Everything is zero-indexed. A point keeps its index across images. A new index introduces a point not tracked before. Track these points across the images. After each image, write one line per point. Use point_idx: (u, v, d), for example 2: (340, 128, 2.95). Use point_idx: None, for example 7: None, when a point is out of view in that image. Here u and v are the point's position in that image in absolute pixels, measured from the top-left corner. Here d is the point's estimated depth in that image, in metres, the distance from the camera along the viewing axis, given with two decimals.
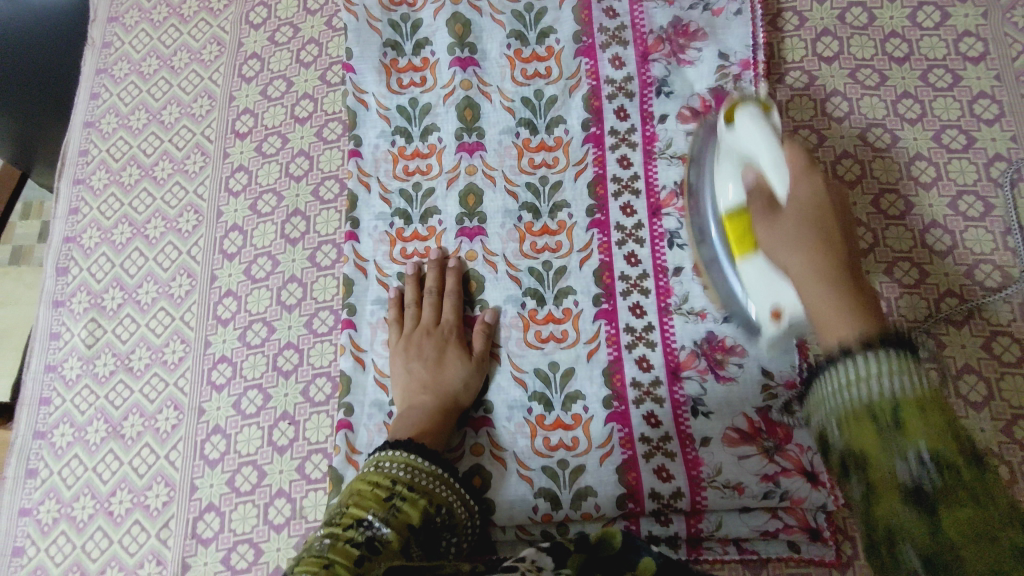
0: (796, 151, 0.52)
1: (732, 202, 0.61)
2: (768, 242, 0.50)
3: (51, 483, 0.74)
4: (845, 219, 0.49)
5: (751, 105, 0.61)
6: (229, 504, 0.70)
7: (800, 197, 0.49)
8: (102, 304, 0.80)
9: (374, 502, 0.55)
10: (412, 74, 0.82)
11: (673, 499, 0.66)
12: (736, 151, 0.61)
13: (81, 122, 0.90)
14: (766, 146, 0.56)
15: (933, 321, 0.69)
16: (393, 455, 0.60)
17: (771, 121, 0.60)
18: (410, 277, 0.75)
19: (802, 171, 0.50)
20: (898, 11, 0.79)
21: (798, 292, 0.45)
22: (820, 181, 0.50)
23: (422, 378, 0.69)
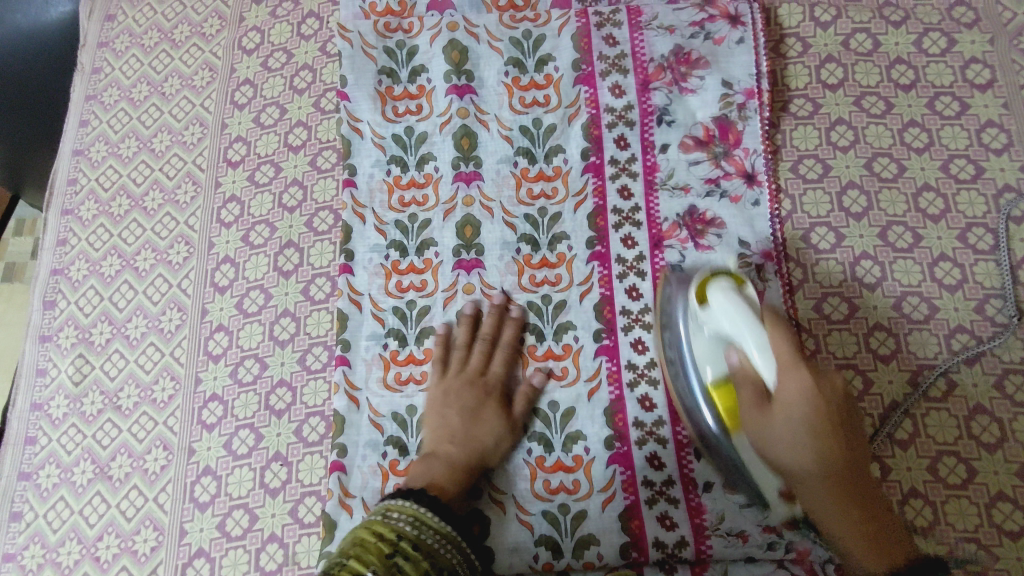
0: (780, 343, 0.53)
1: (718, 378, 0.60)
2: (774, 444, 0.55)
3: (36, 527, 0.71)
4: (837, 406, 0.54)
5: (725, 281, 0.60)
6: (220, 549, 0.68)
7: (789, 397, 0.53)
8: (90, 339, 0.78)
9: (376, 558, 0.52)
10: (408, 102, 0.80)
11: (677, 548, 0.63)
12: (713, 328, 0.59)
13: (70, 149, 0.88)
14: (748, 332, 0.55)
15: (942, 358, 0.67)
16: (403, 506, 0.58)
17: (745, 293, 0.59)
18: (466, 316, 0.72)
19: (791, 369, 0.53)
20: (904, 37, 0.78)
21: (819, 505, 0.55)
22: (811, 378, 0.53)
23: (453, 427, 0.67)
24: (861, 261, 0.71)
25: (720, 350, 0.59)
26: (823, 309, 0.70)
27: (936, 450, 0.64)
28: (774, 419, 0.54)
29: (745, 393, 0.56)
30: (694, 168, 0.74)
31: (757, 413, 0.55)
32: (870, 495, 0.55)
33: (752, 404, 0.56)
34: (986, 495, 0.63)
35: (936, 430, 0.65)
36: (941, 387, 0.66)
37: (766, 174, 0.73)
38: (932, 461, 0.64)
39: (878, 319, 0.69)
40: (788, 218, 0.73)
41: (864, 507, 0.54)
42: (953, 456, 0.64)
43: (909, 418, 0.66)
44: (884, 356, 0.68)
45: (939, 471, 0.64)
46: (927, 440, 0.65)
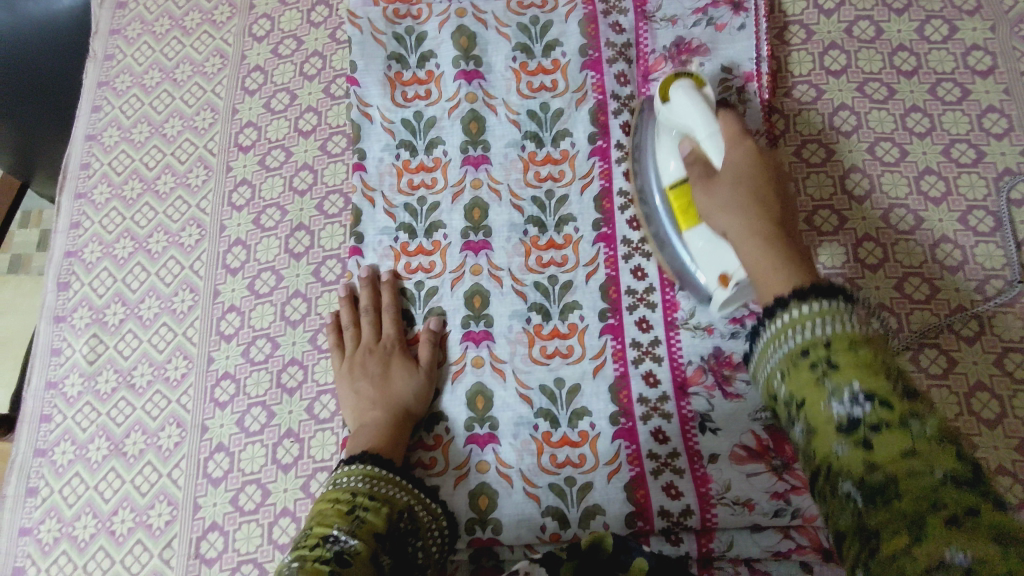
0: (728, 122, 0.64)
1: (674, 176, 0.67)
2: (714, 205, 0.61)
3: (52, 502, 0.73)
4: (766, 179, 0.61)
5: (685, 82, 0.68)
6: (233, 523, 0.69)
7: (736, 163, 0.61)
8: (103, 319, 0.79)
9: (337, 517, 0.55)
10: (416, 87, 0.81)
11: (682, 516, 0.65)
12: (674, 128, 0.68)
13: (82, 134, 0.89)
14: (703, 119, 0.65)
15: (943, 336, 0.68)
16: (350, 470, 0.60)
17: (702, 94, 0.68)
18: (345, 298, 0.74)
19: (736, 138, 0.63)
20: (906, 24, 0.79)
21: (747, 239, 0.57)
22: (750, 146, 0.62)
23: (368, 395, 0.68)
24: (863, 242, 0.72)
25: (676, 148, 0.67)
26: None
27: None
28: (718, 184, 0.61)
29: (694, 165, 0.64)
30: None
31: (705, 181, 0.62)
32: (794, 250, 0.55)
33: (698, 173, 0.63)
34: (987, 469, 0.64)
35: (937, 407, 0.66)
36: (942, 365, 0.68)
37: None
38: None
39: (880, 298, 0.70)
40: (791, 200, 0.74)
41: (784, 251, 0.55)
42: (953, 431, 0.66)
43: None
44: None
45: None
46: None
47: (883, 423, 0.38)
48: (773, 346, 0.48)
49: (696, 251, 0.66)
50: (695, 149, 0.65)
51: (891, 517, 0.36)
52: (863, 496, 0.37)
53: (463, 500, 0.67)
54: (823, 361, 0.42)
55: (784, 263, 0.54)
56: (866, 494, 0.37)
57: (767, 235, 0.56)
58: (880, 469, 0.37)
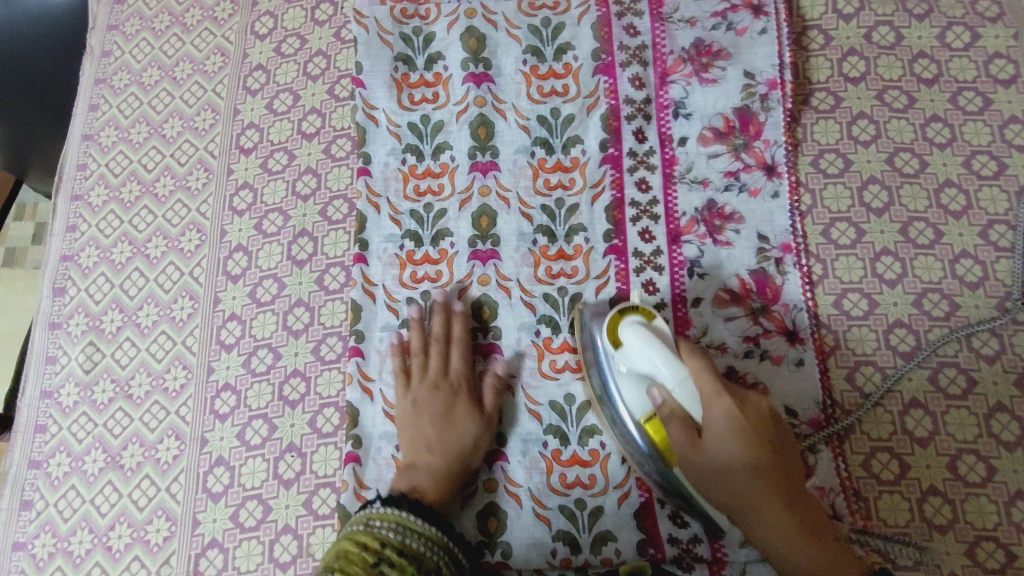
0: (700, 373, 0.54)
1: (644, 411, 0.59)
2: (709, 474, 0.56)
3: (47, 516, 0.71)
4: (760, 425, 0.55)
5: (633, 319, 0.57)
6: (234, 540, 0.67)
7: (719, 429, 0.54)
8: (100, 327, 0.77)
9: (361, 567, 0.49)
10: (424, 90, 0.79)
11: (693, 544, 0.63)
12: (632, 371, 0.58)
13: (79, 134, 0.87)
14: (665, 365, 0.54)
15: (962, 355, 0.67)
16: (386, 514, 0.56)
17: (657, 329, 0.57)
18: (415, 321, 0.71)
19: (713, 402, 0.53)
20: (927, 30, 0.77)
21: (763, 526, 0.56)
22: (733, 406, 0.54)
23: (427, 437, 0.66)
24: (882, 257, 0.70)
25: (640, 388, 0.58)
26: (843, 305, 0.69)
27: (955, 448, 0.64)
28: (704, 456, 0.55)
29: (671, 427, 0.56)
30: (713, 161, 0.73)
31: (690, 449, 0.55)
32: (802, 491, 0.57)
33: (683, 439, 0.55)
34: (1006, 494, 0.63)
35: (956, 428, 0.65)
36: (962, 384, 0.66)
37: (786, 166, 0.72)
38: (953, 458, 0.64)
39: (898, 315, 0.68)
40: (808, 212, 0.72)
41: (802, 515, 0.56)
42: (972, 453, 0.64)
43: (929, 415, 0.65)
44: (904, 353, 0.67)
45: (959, 469, 0.64)
46: (946, 438, 0.65)
47: None
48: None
49: (685, 490, 0.59)
50: (668, 401, 0.55)
51: None
52: None
53: (472, 521, 0.66)
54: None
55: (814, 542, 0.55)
56: None
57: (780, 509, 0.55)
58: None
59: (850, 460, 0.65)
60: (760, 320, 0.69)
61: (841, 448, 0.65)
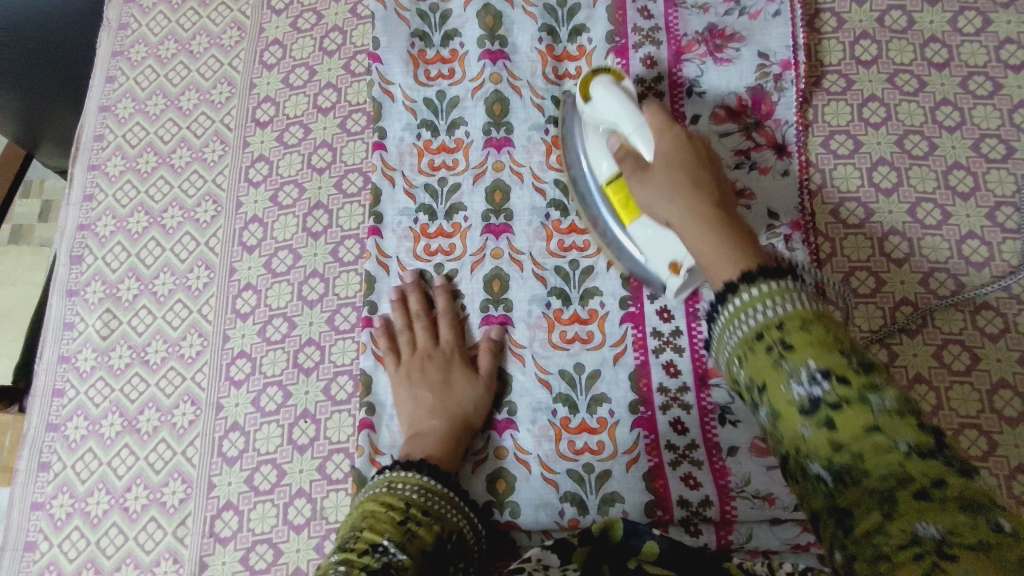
0: (655, 112, 0.62)
1: (608, 174, 0.66)
2: (649, 198, 0.58)
3: (65, 477, 0.72)
4: (706, 161, 0.60)
5: (603, 76, 0.66)
6: (248, 503, 0.69)
7: (664, 152, 0.59)
8: (117, 294, 0.79)
9: (389, 527, 0.52)
10: (440, 66, 0.80)
11: (702, 507, 0.64)
12: (599, 127, 0.66)
13: (96, 105, 0.88)
14: (626, 111, 0.62)
15: (967, 333, 0.68)
16: (407, 477, 0.59)
17: (623, 86, 0.65)
18: (395, 300, 0.72)
19: (662, 129, 0.61)
20: (939, 15, 0.78)
21: (694, 235, 0.53)
22: (680, 137, 0.60)
23: (428, 404, 0.67)
24: (889, 237, 0.71)
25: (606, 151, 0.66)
26: (850, 283, 0.70)
27: (958, 422, 0.66)
28: (649, 176, 0.59)
29: (625, 164, 0.62)
30: (725, 140, 0.74)
31: (638, 177, 0.60)
32: (731, 219, 0.53)
33: (631, 169, 0.61)
34: (1007, 468, 0.64)
35: (959, 404, 0.66)
36: (965, 361, 0.67)
37: (797, 146, 0.73)
38: (955, 433, 0.66)
39: (905, 293, 0.70)
40: (817, 192, 0.73)
41: (731, 230, 0.51)
42: (974, 428, 0.65)
43: (933, 390, 0.67)
44: (909, 331, 0.69)
45: (961, 443, 0.65)
46: (949, 413, 0.66)
47: (842, 402, 0.36)
48: (730, 328, 0.44)
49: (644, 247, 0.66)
50: (627, 149, 0.63)
51: (863, 497, 0.34)
52: (831, 477, 0.36)
53: (481, 484, 0.67)
54: (777, 343, 0.40)
55: (733, 245, 0.49)
56: (835, 474, 0.36)
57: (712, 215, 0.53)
58: (847, 448, 0.36)
59: None
60: None
61: None
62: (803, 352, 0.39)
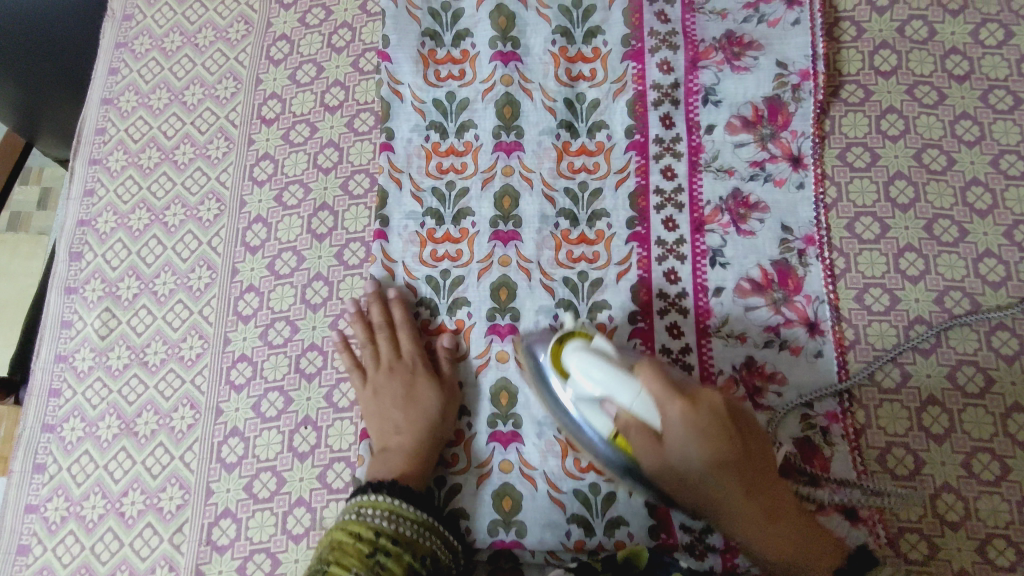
0: (652, 380, 0.54)
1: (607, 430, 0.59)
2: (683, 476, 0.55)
3: (61, 479, 0.71)
4: (720, 420, 0.53)
5: (573, 343, 0.59)
6: (246, 511, 0.67)
7: (677, 435, 0.53)
8: (117, 293, 0.77)
9: (357, 560, 0.53)
10: (450, 66, 0.78)
11: (705, 533, 0.63)
12: (587, 396, 0.58)
13: (98, 98, 0.86)
14: (619, 385, 0.55)
15: (981, 354, 0.67)
16: (376, 501, 0.58)
17: (598, 348, 0.58)
18: (357, 317, 0.71)
19: (666, 408, 0.53)
20: (961, 26, 0.76)
21: (752, 525, 0.56)
22: (687, 409, 0.52)
23: (392, 419, 0.66)
24: (905, 253, 0.70)
25: (598, 409, 0.59)
26: (864, 300, 0.69)
27: (970, 446, 0.65)
28: (673, 462, 0.55)
29: (634, 436, 0.56)
30: (739, 150, 0.73)
31: (661, 460, 0.55)
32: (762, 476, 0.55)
33: (648, 446, 0.55)
34: (1019, 493, 0.63)
35: (972, 427, 0.65)
36: (979, 383, 0.66)
37: (813, 158, 0.72)
38: (967, 457, 0.64)
39: (919, 312, 0.68)
40: (833, 205, 0.72)
41: (776, 501, 0.56)
42: (987, 452, 0.64)
43: (946, 412, 0.66)
44: (923, 351, 0.67)
45: (973, 468, 0.64)
46: (962, 436, 0.65)
47: None
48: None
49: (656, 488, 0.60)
50: (627, 416, 0.56)
51: None
52: None
53: (486, 501, 0.66)
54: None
55: (774, 526, 0.55)
56: None
57: (744, 500, 0.55)
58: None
59: (866, 453, 0.65)
60: (782, 309, 0.69)
61: (857, 442, 0.65)
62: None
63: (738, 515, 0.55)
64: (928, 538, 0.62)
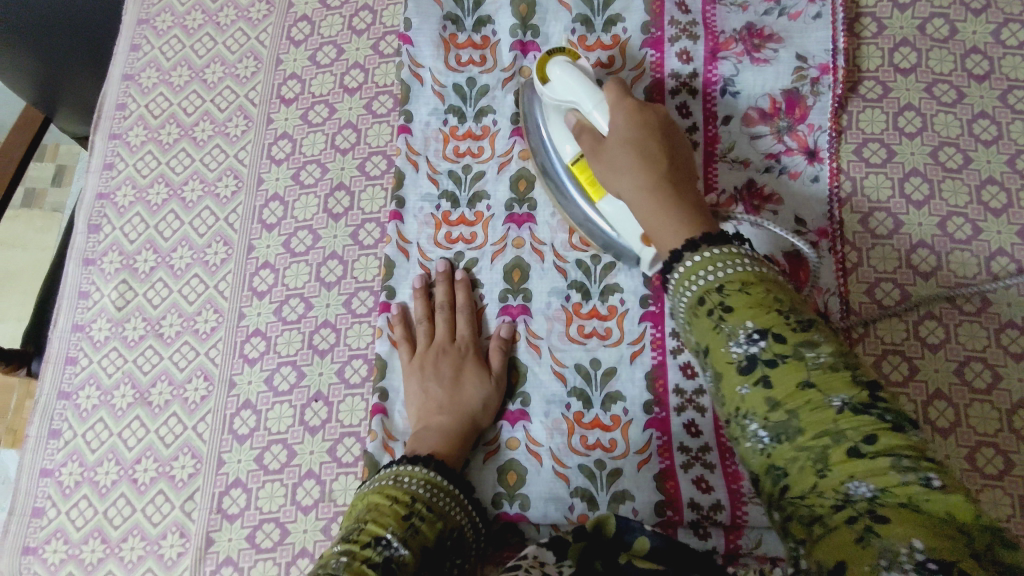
0: (614, 89, 0.60)
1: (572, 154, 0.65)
2: (607, 167, 0.57)
3: (75, 445, 0.72)
4: (658, 130, 0.57)
5: (558, 56, 0.65)
6: (257, 481, 0.68)
7: (617, 131, 0.57)
8: (134, 266, 0.78)
9: (393, 520, 0.51)
10: (471, 51, 0.78)
11: (713, 511, 0.63)
12: (557, 104, 0.65)
13: (120, 73, 0.87)
14: (582, 88, 0.62)
15: (990, 351, 0.67)
16: (413, 471, 0.58)
17: (580, 66, 0.65)
18: (419, 292, 0.72)
19: (614, 103, 0.59)
20: (982, 26, 0.76)
21: (647, 214, 0.54)
22: (630, 107, 0.58)
23: (438, 398, 0.66)
24: (917, 249, 0.70)
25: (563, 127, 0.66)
26: (875, 294, 0.69)
27: (975, 440, 0.65)
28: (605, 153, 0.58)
29: (584, 139, 0.61)
30: (756, 142, 0.73)
31: (595, 155, 0.59)
32: (690, 198, 0.54)
33: (590, 145, 0.60)
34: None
35: (978, 421, 0.65)
36: (987, 379, 0.66)
37: (829, 152, 0.72)
38: (971, 450, 0.65)
39: (929, 307, 0.69)
40: (847, 199, 0.72)
41: (680, 204, 0.53)
42: (992, 447, 0.64)
43: (952, 407, 0.66)
44: (931, 345, 0.68)
45: (977, 461, 0.64)
46: (967, 430, 0.65)
47: (779, 359, 0.41)
48: (675, 296, 0.48)
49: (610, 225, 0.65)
50: (583, 121, 0.62)
51: (798, 452, 0.38)
52: (772, 434, 0.40)
53: (491, 476, 0.67)
54: (717, 307, 0.44)
55: (685, 224, 0.51)
56: (773, 432, 0.40)
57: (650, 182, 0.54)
58: (782, 407, 0.40)
59: None
60: None
61: None
62: (740, 313, 0.43)
63: (643, 207, 0.54)
64: None
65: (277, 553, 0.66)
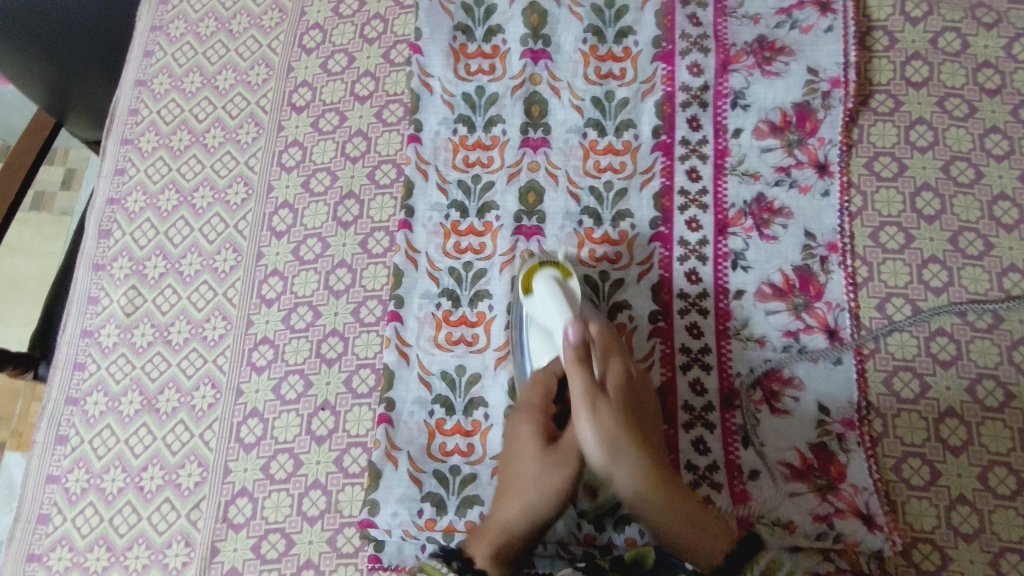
0: (602, 337, 0.61)
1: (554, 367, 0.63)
2: (612, 441, 0.52)
3: (82, 452, 0.72)
4: (640, 399, 0.59)
5: (548, 270, 0.66)
6: (263, 491, 0.68)
7: (616, 390, 0.56)
8: (143, 272, 0.78)
9: None
10: (481, 61, 0.78)
11: None
12: (542, 323, 0.64)
13: (132, 79, 0.87)
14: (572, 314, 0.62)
15: (1002, 368, 0.66)
16: (434, 568, 0.53)
17: (567, 287, 0.65)
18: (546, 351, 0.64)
19: (612, 363, 0.58)
20: (994, 40, 0.76)
21: (666, 513, 0.54)
22: (622, 371, 0.58)
23: (515, 474, 0.59)
24: (929, 264, 0.70)
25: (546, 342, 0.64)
26: (886, 309, 0.69)
27: (987, 459, 0.64)
28: (612, 417, 0.53)
29: (575, 384, 0.54)
30: (766, 155, 0.73)
31: (597, 420, 0.53)
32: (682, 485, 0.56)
33: (589, 396, 0.53)
34: None
35: (990, 440, 0.65)
36: (999, 397, 0.66)
37: (839, 166, 0.72)
38: (983, 469, 0.64)
39: (941, 323, 0.68)
40: (858, 214, 0.72)
41: (683, 490, 0.55)
42: (1004, 466, 0.64)
43: (964, 425, 0.65)
44: (943, 361, 0.67)
45: (989, 481, 0.64)
46: (979, 449, 0.65)
47: None
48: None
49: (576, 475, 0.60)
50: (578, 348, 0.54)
51: None
52: None
53: None
54: None
55: (706, 526, 0.54)
56: None
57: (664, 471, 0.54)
58: None
59: (881, 462, 0.65)
60: (802, 315, 0.69)
61: (873, 450, 0.65)
62: None
63: (665, 503, 0.53)
64: (941, 549, 0.62)
65: (282, 564, 0.66)
